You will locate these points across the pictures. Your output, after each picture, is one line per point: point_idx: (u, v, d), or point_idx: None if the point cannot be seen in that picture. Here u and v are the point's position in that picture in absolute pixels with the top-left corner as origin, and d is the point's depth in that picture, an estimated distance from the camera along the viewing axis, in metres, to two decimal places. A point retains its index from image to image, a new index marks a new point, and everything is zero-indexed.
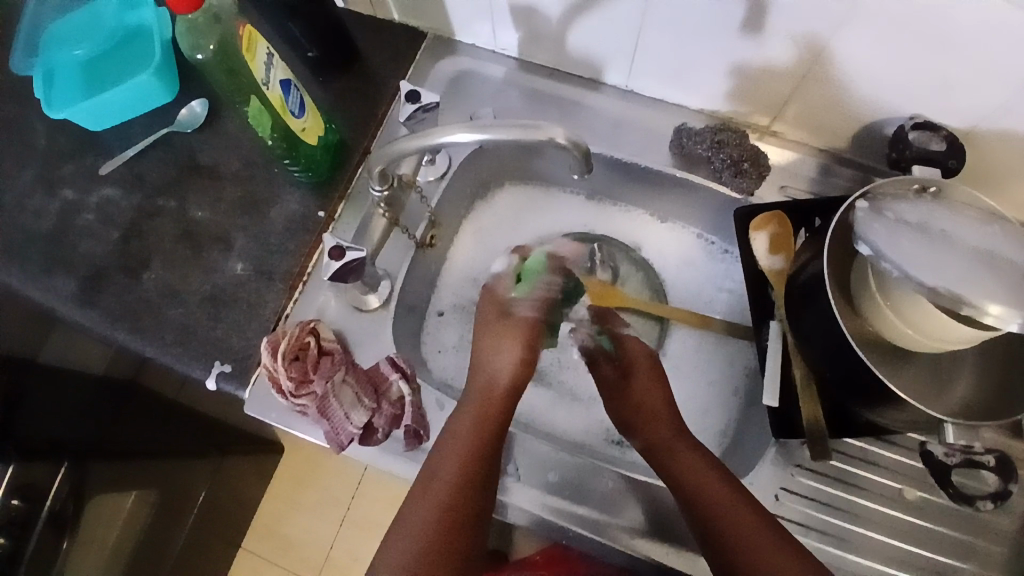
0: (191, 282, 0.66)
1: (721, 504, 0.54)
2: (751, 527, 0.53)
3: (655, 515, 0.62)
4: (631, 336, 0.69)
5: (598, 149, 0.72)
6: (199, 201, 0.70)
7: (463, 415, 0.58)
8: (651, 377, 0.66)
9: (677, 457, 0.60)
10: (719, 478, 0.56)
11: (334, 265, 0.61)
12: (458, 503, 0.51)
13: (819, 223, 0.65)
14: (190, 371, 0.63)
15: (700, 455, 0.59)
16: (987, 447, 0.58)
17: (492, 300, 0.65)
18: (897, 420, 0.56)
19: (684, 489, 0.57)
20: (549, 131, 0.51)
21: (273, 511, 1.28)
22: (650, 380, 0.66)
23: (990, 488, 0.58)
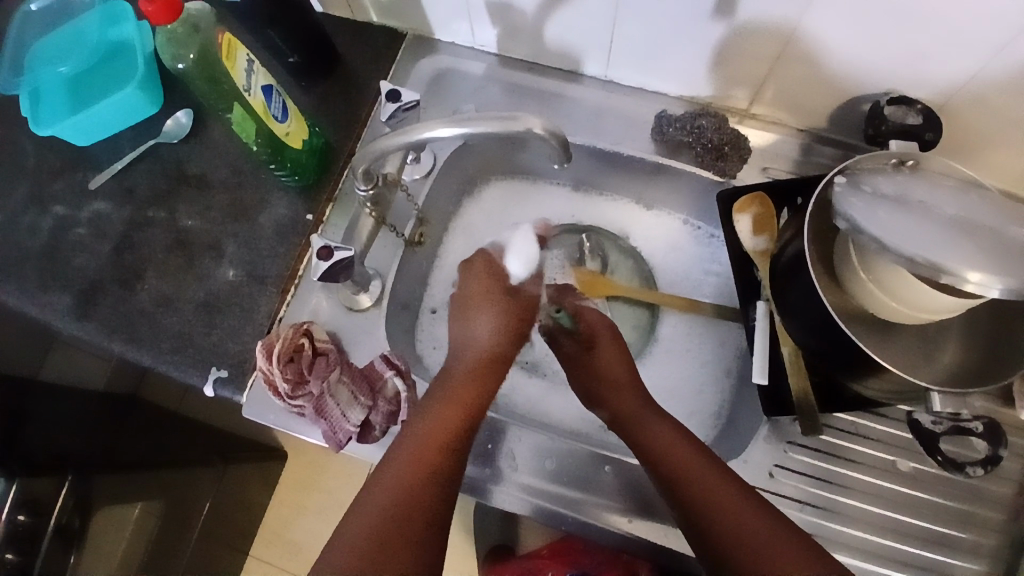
0: (185, 291, 0.67)
1: (716, 493, 0.54)
2: (748, 516, 0.52)
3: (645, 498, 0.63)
4: (589, 307, 0.70)
5: (580, 141, 0.73)
6: (188, 211, 0.71)
7: (451, 388, 0.60)
8: (618, 348, 0.68)
9: (650, 432, 0.60)
10: (692, 448, 0.58)
11: (323, 265, 0.61)
12: (432, 467, 0.54)
13: (802, 202, 0.65)
14: (187, 378, 0.64)
15: (666, 425, 0.61)
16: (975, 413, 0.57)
17: (484, 271, 0.67)
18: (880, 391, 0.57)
19: (656, 455, 0.58)
20: (526, 122, 0.53)
21: (281, 517, 1.28)
22: (617, 349, 0.68)
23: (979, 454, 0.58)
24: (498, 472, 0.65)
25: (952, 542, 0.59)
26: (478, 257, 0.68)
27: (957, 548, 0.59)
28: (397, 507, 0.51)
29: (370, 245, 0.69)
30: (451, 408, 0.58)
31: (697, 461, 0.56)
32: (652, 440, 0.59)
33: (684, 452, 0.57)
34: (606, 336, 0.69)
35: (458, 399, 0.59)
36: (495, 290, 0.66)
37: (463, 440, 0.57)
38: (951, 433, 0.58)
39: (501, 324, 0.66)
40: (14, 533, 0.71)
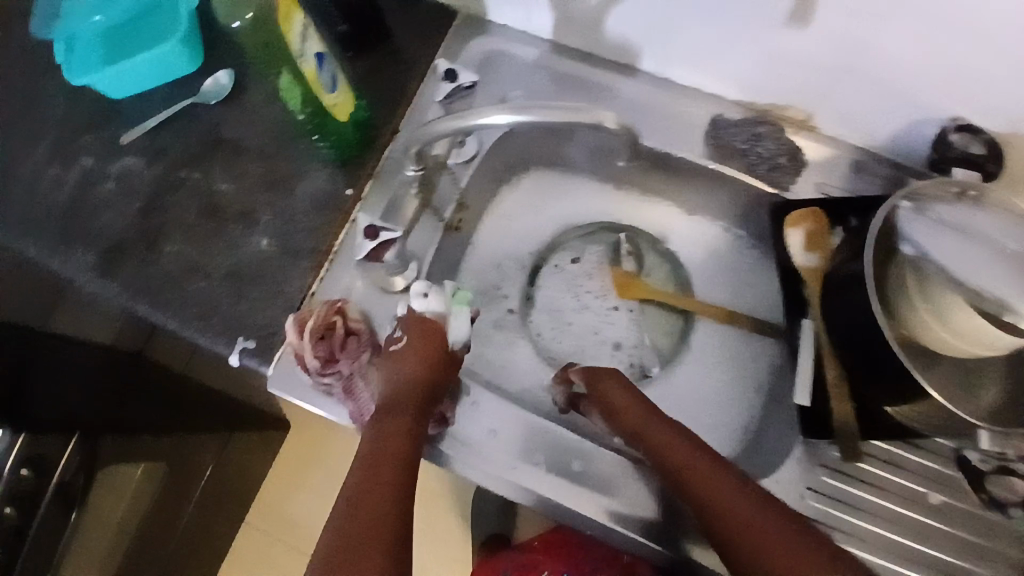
0: (214, 258, 0.65)
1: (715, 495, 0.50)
2: (748, 508, 0.48)
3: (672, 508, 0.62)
4: (603, 368, 0.63)
5: (652, 143, 0.70)
6: (222, 175, 0.69)
7: (377, 414, 0.54)
8: (624, 381, 0.63)
9: (664, 442, 0.56)
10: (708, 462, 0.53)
11: (368, 245, 0.64)
12: (371, 473, 0.48)
13: (857, 222, 0.63)
14: (212, 348, 0.62)
15: (683, 438, 0.56)
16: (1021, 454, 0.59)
17: (420, 322, 0.60)
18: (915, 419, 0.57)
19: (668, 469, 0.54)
20: (599, 116, 0.54)
21: (279, 491, 1.27)
22: (621, 381, 0.62)
23: None
24: (524, 470, 0.64)
25: None
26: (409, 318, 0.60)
27: None
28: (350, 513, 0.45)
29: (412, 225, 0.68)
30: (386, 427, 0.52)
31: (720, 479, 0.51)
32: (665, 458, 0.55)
33: (700, 465, 0.52)
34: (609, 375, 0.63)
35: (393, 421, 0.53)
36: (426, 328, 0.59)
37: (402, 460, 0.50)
38: (998, 473, 0.60)
39: (419, 354, 0.57)
40: (16, 488, 0.78)
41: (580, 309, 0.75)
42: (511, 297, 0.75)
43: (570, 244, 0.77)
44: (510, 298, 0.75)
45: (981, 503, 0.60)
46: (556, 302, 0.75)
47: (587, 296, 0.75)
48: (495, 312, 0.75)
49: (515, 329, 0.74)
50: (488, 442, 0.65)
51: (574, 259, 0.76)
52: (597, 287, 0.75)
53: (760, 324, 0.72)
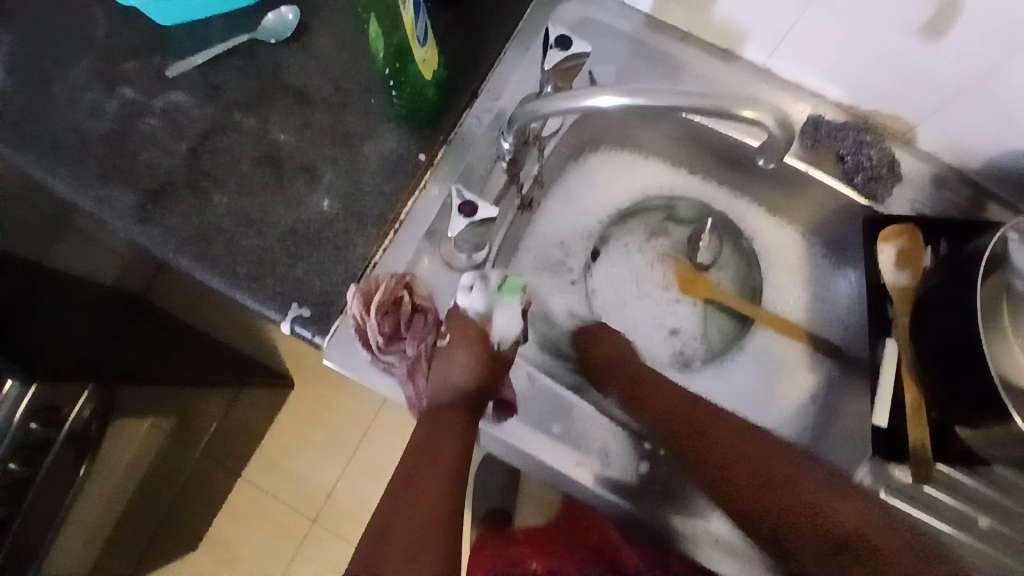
0: (271, 213, 0.60)
1: (794, 480, 0.58)
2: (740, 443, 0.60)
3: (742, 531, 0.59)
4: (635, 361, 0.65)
5: (795, 156, 0.66)
6: (283, 123, 0.63)
7: (429, 421, 0.58)
8: (650, 378, 0.64)
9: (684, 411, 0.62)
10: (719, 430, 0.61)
11: (464, 222, 0.57)
12: (425, 478, 0.55)
13: (949, 245, 0.62)
14: (264, 312, 0.58)
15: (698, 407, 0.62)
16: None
17: (465, 325, 0.59)
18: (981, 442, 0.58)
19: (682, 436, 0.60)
20: (761, 110, 0.49)
21: (278, 444, 1.18)
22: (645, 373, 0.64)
23: None
24: (589, 468, 0.60)
25: None
26: (455, 316, 0.59)
27: None
28: (398, 507, 0.54)
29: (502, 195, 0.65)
30: (438, 436, 0.57)
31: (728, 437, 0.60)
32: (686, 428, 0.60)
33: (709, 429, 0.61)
34: (634, 369, 0.64)
35: (444, 429, 0.57)
36: (472, 335, 0.58)
37: (454, 467, 0.56)
38: None
39: (469, 362, 0.58)
40: (24, 441, 0.64)
41: (640, 296, 0.73)
42: (576, 269, 0.73)
43: (646, 216, 0.75)
44: (575, 270, 0.73)
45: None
46: (620, 281, 0.73)
47: (648, 285, 0.73)
48: (558, 282, 0.72)
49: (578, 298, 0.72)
50: (544, 434, 0.61)
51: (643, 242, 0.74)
52: (659, 278, 0.73)
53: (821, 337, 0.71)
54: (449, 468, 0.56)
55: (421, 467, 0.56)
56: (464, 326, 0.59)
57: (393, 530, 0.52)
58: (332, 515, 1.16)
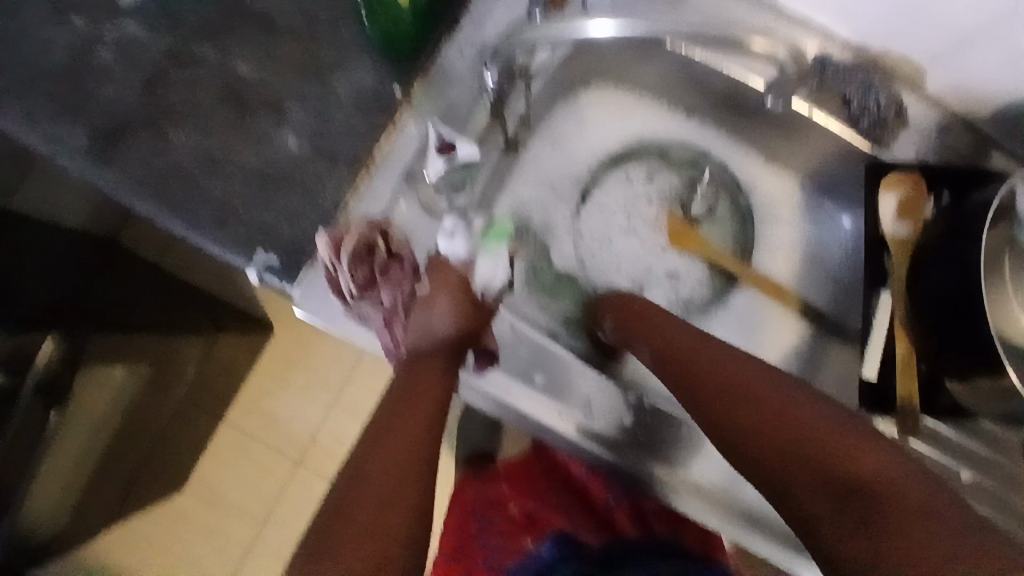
0: (234, 153, 0.56)
1: (794, 408, 0.51)
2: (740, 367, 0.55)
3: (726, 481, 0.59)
4: (640, 305, 0.62)
5: (800, 102, 0.61)
6: (245, 53, 0.58)
7: (408, 372, 0.56)
8: (650, 321, 0.61)
9: (679, 334, 0.59)
10: (725, 362, 0.56)
11: (441, 163, 0.57)
12: (403, 427, 0.54)
13: (952, 194, 0.60)
14: (230, 261, 0.54)
15: (696, 334, 0.59)
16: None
17: (445, 272, 0.56)
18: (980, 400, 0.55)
19: (677, 360, 0.58)
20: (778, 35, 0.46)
21: (257, 389, 1.15)
22: (649, 322, 0.60)
23: None
24: (573, 418, 0.58)
25: None
26: (435, 261, 0.56)
27: None
28: (374, 453, 0.52)
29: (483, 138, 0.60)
30: (418, 387, 0.55)
31: (732, 364, 0.56)
32: (680, 355, 0.58)
33: (700, 357, 0.57)
34: (639, 312, 0.62)
35: (423, 380, 0.56)
36: (454, 284, 0.56)
37: (433, 418, 0.55)
38: None
39: (455, 307, 0.56)
40: None
41: (627, 232, 0.71)
42: (564, 218, 0.70)
43: (640, 163, 0.72)
44: (564, 220, 0.70)
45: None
46: (609, 233, 0.70)
47: (639, 221, 0.71)
48: (547, 228, 0.69)
49: (566, 248, 0.70)
50: (527, 385, 0.58)
51: (647, 176, 0.71)
52: (652, 217, 0.71)
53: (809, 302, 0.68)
54: (429, 420, 0.55)
55: (399, 415, 0.54)
56: (445, 273, 0.56)
57: (368, 477, 0.51)
58: (316, 458, 1.14)
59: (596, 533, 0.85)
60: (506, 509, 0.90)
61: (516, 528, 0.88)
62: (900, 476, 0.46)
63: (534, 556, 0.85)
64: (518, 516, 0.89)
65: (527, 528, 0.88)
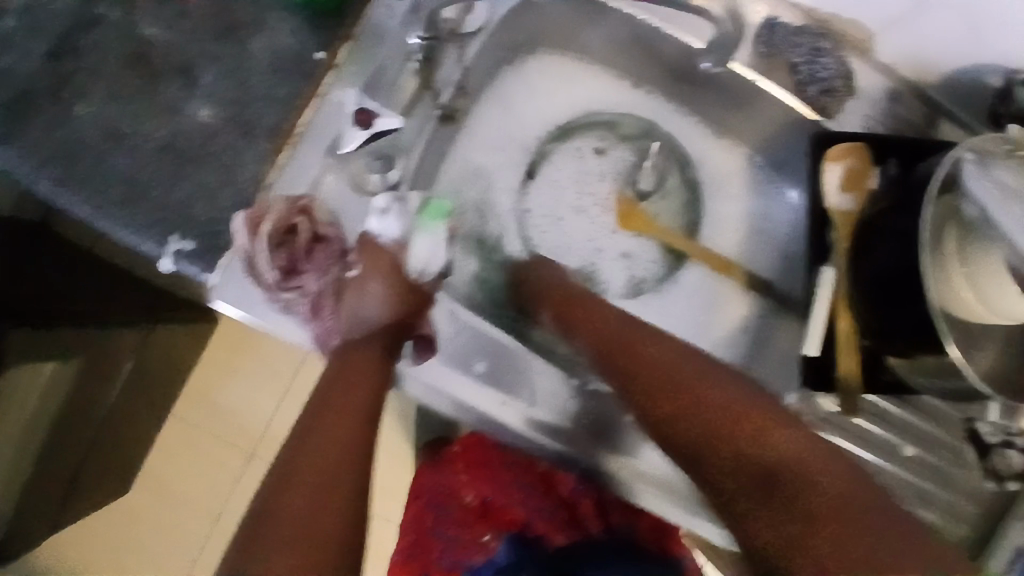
0: (144, 126, 0.51)
1: (711, 394, 0.52)
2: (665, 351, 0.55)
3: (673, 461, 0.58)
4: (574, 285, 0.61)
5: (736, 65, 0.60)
6: (152, 15, 0.53)
7: (338, 364, 0.53)
8: (582, 302, 0.60)
9: (599, 317, 0.58)
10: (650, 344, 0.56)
11: (361, 135, 0.51)
12: (331, 423, 0.50)
13: (897, 164, 0.58)
14: (141, 245, 0.50)
15: (618, 315, 0.59)
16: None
17: (377, 256, 0.52)
18: (924, 380, 0.54)
19: (603, 344, 0.56)
20: None
21: (204, 378, 1.10)
22: (582, 303, 0.59)
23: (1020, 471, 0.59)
24: (515, 405, 0.56)
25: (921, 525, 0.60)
26: (364, 243, 0.52)
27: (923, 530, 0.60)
28: (298, 458, 0.48)
29: (409, 111, 0.54)
30: (351, 381, 0.52)
31: (656, 350, 0.55)
32: (607, 338, 0.57)
33: (622, 337, 0.56)
34: (564, 292, 0.60)
35: (355, 373, 0.52)
36: (388, 271, 0.52)
37: (369, 413, 0.51)
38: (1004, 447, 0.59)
39: (390, 294, 0.53)
40: None
41: (577, 210, 0.68)
42: (509, 192, 0.67)
43: (587, 135, 0.69)
44: (509, 194, 0.67)
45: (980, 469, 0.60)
46: (557, 209, 0.68)
47: (589, 199, 0.68)
48: (491, 204, 0.66)
49: (509, 222, 0.67)
50: (466, 374, 0.56)
51: (599, 151, 0.68)
52: (602, 194, 0.68)
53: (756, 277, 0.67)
54: (363, 413, 0.51)
55: (329, 413, 0.50)
56: (376, 257, 0.52)
57: (296, 480, 0.47)
58: (271, 449, 1.10)
59: (555, 523, 0.76)
60: (461, 497, 0.80)
61: (472, 516, 0.78)
62: (783, 434, 0.49)
63: (489, 559, 0.75)
64: (475, 503, 0.79)
65: (483, 517, 0.78)
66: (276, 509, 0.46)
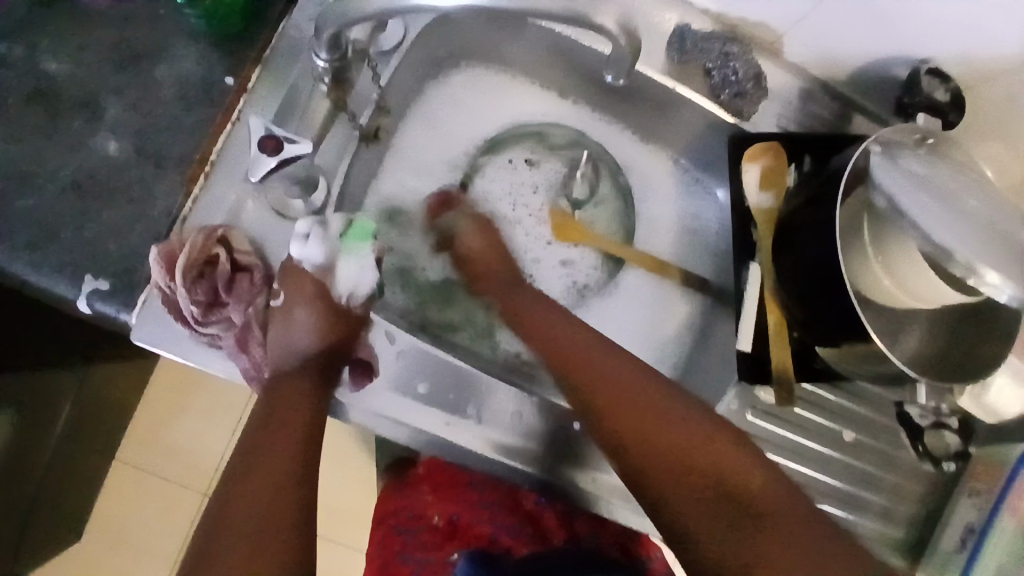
0: (46, 164, 0.49)
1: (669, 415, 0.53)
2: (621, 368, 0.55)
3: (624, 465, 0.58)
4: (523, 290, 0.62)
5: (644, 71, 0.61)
6: (51, 49, 0.51)
7: (272, 398, 0.51)
8: (535, 308, 0.60)
9: (551, 328, 0.58)
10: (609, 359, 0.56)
11: (269, 163, 0.49)
12: (271, 457, 0.48)
13: (811, 160, 0.61)
14: (50, 288, 0.47)
15: (574, 326, 0.59)
16: (954, 410, 0.62)
17: (302, 282, 0.53)
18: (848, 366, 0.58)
19: (558, 356, 0.56)
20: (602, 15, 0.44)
21: (150, 420, 1.06)
22: (535, 309, 0.60)
23: (951, 449, 0.62)
24: (462, 424, 0.55)
25: (867, 507, 0.62)
26: (288, 270, 0.52)
27: (870, 511, 0.62)
28: (239, 498, 0.46)
29: (325, 134, 0.55)
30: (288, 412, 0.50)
31: (616, 365, 0.55)
32: (562, 349, 0.57)
33: (580, 349, 0.56)
34: (514, 299, 0.61)
35: (292, 403, 0.51)
36: (312, 296, 0.54)
37: (310, 444, 0.50)
38: (932, 428, 0.62)
39: (318, 318, 0.54)
40: None
41: (512, 222, 0.68)
42: None
43: (517, 147, 0.69)
44: None
45: (915, 454, 0.63)
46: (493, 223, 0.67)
47: (523, 211, 0.68)
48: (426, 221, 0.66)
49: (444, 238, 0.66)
50: (410, 397, 0.55)
51: (530, 162, 0.69)
52: (536, 206, 0.68)
53: (691, 276, 0.68)
54: (303, 445, 0.50)
55: (259, 452, 0.49)
56: (301, 284, 0.53)
57: (235, 521, 0.45)
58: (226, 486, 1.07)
59: (522, 538, 0.75)
60: (429, 519, 0.78)
61: (440, 537, 0.77)
62: (757, 479, 0.50)
63: None
64: (442, 525, 0.77)
65: (452, 537, 0.77)
66: (206, 556, 0.44)
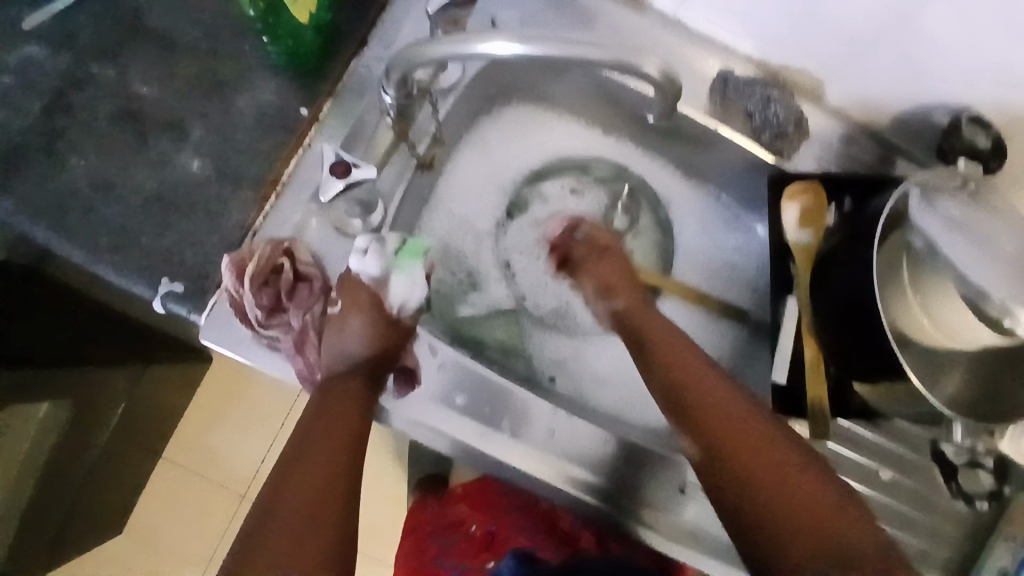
0: (133, 177, 0.54)
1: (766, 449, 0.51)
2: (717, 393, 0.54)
3: (654, 489, 0.59)
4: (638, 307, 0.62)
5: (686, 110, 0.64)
6: (145, 73, 0.57)
7: (323, 403, 0.54)
8: (654, 327, 0.60)
9: (660, 347, 0.58)
10: (713, 383, 0.55)
11: (337, 184, 0.56)
12: (315, 459, 0.50)
13: (851, 202, 0.62)
14: (130, 288, 0.52)
15: (682, 344, 0.58)
16: (990, 450, 0.61)
17: (359, 292, 0.55)
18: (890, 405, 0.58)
19: (668, 374, 0.56)
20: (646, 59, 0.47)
21: (193, 422, 1.11)
22: (654, 328, 0.60)
23: (985, 488, 0.61)
24: (498, 438, 0.57)
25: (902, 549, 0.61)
26: (346, 280, 0.55)
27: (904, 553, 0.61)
28: (281, 495, 0.48)
29: (387, 160, 0.59)
30: (336, 416, 0.53)
31: (716, 391, 0.55)
32: (671, 367, 0.56)
33: (689, 368, 0.56)
34: (635, 316, 0.61)
35: (339, 408, 0.53)
36: (366, 307, 0.54)
37: (354, 450, 0.52)
38: (965, 466, 0.62)
39: (371, 329, 0.55)
40: None
41: None
42: (489, 233, 0.70)
43: (562, 178, 0.72)
44: (489, 235, 0.70)
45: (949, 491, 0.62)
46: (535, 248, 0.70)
47: None
48: (472, 244, 0.69)
49: (489, 261, 0.70)
50: (449, 408, 0.57)
51: (573, 193, 0.72)
52: None
53: (728, 308, 0.70)
54: (346, 450, 0.52)
55: (303, 453, 0.51)
56: (356, 294, 0.55)
57: (278, 517, 0.47)
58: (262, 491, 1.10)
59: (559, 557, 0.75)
60: (466, 527, 0.81)
61: (475, 546, 0.79)
62: (855, 535, 0.46)
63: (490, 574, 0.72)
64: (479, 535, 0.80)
65: (487, 547, 0.79)
66: (256, 543, 0.46)
